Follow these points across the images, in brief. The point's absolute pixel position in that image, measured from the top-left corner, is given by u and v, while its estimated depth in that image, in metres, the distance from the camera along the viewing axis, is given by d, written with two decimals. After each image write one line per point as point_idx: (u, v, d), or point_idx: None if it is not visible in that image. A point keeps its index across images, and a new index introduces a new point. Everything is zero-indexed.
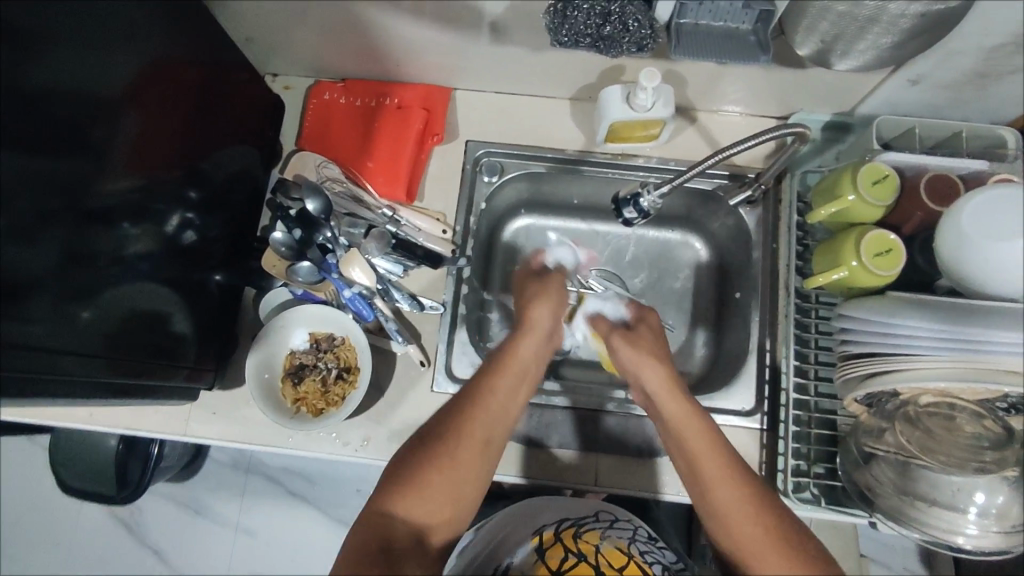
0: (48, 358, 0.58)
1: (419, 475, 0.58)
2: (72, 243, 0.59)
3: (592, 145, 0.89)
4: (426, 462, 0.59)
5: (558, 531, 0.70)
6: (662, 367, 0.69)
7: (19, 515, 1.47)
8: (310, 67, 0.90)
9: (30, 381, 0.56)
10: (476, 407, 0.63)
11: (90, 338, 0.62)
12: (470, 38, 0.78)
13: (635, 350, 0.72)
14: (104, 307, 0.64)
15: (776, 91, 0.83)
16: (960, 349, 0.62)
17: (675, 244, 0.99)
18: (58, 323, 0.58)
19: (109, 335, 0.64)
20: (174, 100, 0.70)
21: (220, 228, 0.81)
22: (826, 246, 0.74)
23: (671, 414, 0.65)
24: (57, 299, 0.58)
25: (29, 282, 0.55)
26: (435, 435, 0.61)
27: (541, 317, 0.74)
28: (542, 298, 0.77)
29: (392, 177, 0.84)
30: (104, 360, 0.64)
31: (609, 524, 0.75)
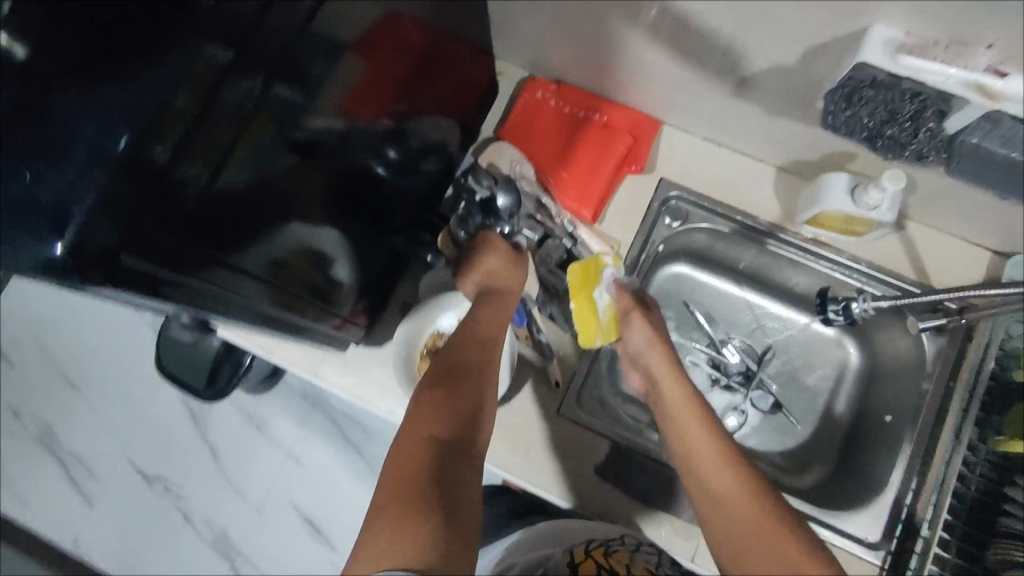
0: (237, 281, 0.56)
1: (430, 407, 0.57)
2: (269, 165, 0.55)
3: (786, 221, 0.85)
4: (426, 395, 0.59)
5: (588, 548, 0.71)
6: (671, 354, 0.72)
7: (109, 374, 1.57)
8: (530, 60, 0.89)
9: (208, 295, 0.54)
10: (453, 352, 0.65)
11: (263, 265, 0.59)
12: (710, 82, 0.75)
13: (651, 332, 0.74)
14: (279, 238, 0.61)
15: (1008, 226, 0.76)
16: None
17: (828, 340, 0.94)
18: (242, 243, 0.55)
19: (277, 265, 0.62)
20: (393, 53, 0.68)
21: (405, 192, 0.82)
22: (1020, 408, 0.70)
23: (669, 385, 0.69)
24: (247, 218, 0.54)
25: (225, 194, 0.51)
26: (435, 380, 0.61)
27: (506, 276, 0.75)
28: (509, 257, 0.77)
29: (581, 194, 0.83)
30: (268, 289, 0.62)
31: (636, 547, 0.73)
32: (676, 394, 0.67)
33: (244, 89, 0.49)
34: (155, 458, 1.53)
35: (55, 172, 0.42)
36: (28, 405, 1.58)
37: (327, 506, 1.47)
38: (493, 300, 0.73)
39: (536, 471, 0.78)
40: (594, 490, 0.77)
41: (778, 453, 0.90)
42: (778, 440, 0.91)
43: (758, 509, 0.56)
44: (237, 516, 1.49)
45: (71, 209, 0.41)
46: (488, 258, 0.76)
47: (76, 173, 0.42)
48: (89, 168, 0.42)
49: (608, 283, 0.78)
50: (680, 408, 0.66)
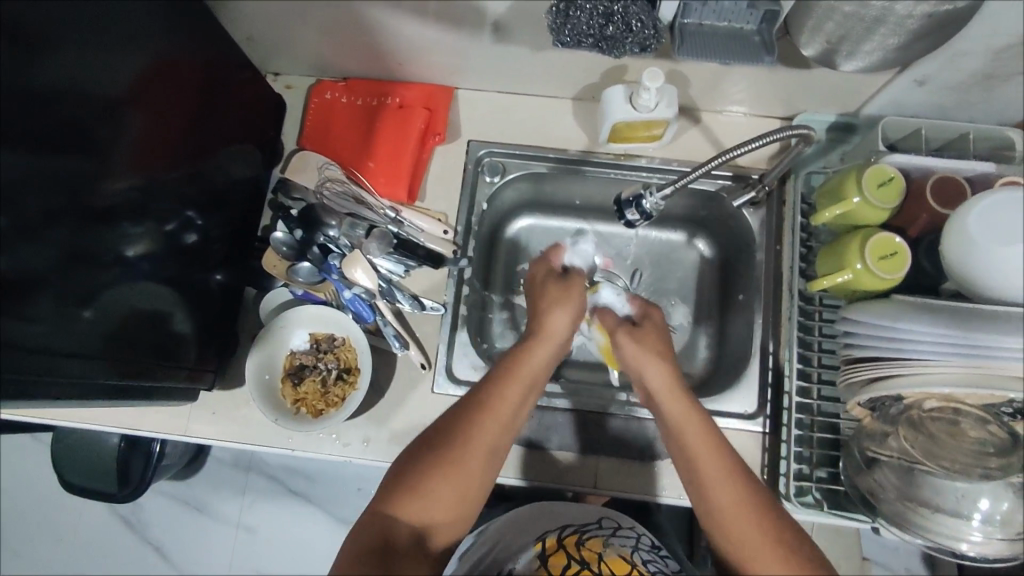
0: (53, 360, 0.57)
1: (415, 493, 0.56)
2: (75, 241, 0.59)
3: (595, 145, 0.88)
4: (425, 457, 0.58)
5: (561, 540, 0.74)
6: (670, 373, 0.68)
7: (22, 512, 1.47)
8: (311, 66, 0.89)
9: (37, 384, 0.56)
10: (489, 408, 0.62)
11: (93, 339, 0.62)
12: (474, 37, 0.77)
13: (635, 343, 0.72)
14: (106, 307, 0.63)
15: (780, 91, 0.82)
16: (977, 354, 0.60)
17: (678, 245, 0.98)
18: (60, 322, 0.58)
19: (111, 335, 0.64)
20: (178, 97, 0.70)
21: (220, 228, 0.81)
22: (830, 248, 0.73)
23: (653, 375, 0.68)
24: (62, 298, 0.58)
25: (32, 283, 0.55)
26: (431, 448, 0.59)
27: (558, 316, 0.73)
28: (563, 305, 0.74)
29: (393, 176, 0.84)
30: (106, 361, 0.64)
31: (610, 530, 0.79)
32: (660, 385, 0.67)
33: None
34: None
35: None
36: None
37: (293, 562, 1.43)
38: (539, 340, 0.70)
39: None
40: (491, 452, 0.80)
41: None
42: None
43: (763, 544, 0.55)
44: None
45: None
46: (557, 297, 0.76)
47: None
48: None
49: (595, 306, 0.88)
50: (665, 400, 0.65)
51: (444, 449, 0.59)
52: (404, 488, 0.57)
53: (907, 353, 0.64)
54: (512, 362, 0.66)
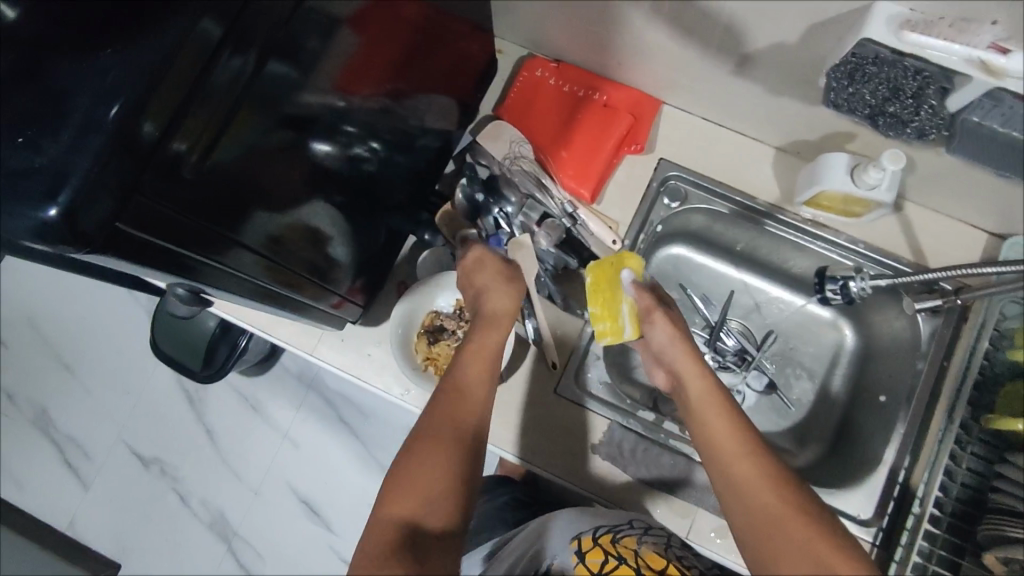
0: (230, 252, 0.58)
1: (414, 474, 0.53)
2: (269, 143, 0.58)
3: (785, 202, 0.85)
4: (411, 448, 0.55)
5: (596, 536, 0.70)
6: (703, 370, 0.65)
7: (103, 356, 1.56)
8: (529, 38, 0.88)
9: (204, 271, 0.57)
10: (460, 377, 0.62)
11: (258, 239, 0.62)
12: (712, 60, 0.74)
13: (665, 324, 0.69)
14: (280, 211, 0.63)
15: (1005, 208, 0.76)
16: None
17: (823, 322, 0.95)
18: (240, 220, 0.58)
19: (276, 240, 0.64)
20: (393, 31, 0.68)
21: (401, 169, 0.81)
22: (1015, 388, 0.71)
23: (685, 371, 0.66)
24: (248, 196, 0.58)
25: (229, 176, 0.55)
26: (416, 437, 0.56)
27: (495, 299, 0.71)
28: (503, 284, 0.72)
29: (581, 173, 0.83)
30: (265, 264, 0.64)
31: (645, 531, 0.71)
32: (696, 388, 0.64)
33: (233, 67, 0.50)
34: (151, 441, 1.52)
35: (54, 140, 0.45)
36: (23, 387, 1.57)
37: (324, 488, 1.46)
38: (484, 315, 0.70)
39: (528, 448, 0.79)
40: (591, 469, 0.78)
41: (770, 433, 0.91)
42: (772, 420, 0.92)
43: (786, 521, 0.52)
44: (234, 499, 1.48)
45: (67, 179, 0.43)
46: (489, 282, 0.72)
47: (71, 147, 0.44)
48: (76, 151, 0.44)
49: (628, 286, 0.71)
50: (701, 400, 0.63)
51: (424, 427, 0.57)
52: (397, 477, 0.53)
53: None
54: (468, 341, 0.67)
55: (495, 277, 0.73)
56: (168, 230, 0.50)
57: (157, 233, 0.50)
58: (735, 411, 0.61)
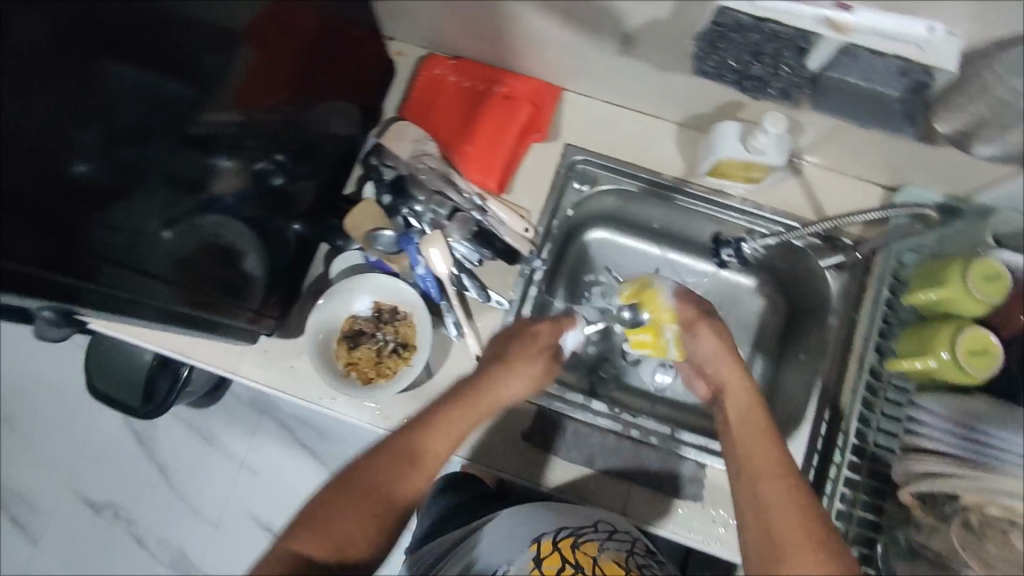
0: (128, 277, 0.59)
1: (334, 520, 0.57)
2: (168, 161, 0.59)
3: (690, 175, 0.87)
4: (341, 502, 0.58)
5: (555, 540, 0.67)
6: (744, 381, 0.66)
7: (42, 405, 1.50)
8: (426, 38, 0.89)
9: (106, 296, 0.58)
10: (422, 446, 0.62)
11: (164, 261, 0.62)
12: (599, 43, 0.76)
13: (715, 340, 0.70)
14: (185, 230, 0.64)
15: (893, 161, 0.80)
16: (990, 457, 0.64)
17: (745, 290, 0.97)
18: (138, 240, 0.59)
19: (184, 261, 0.65)
20: (286, 44, 0.69)
21: (306, 179, 0.81)
22: (912, 331, 0.73)
23: (733, 389, 0.66)
24: (144, 215, 0.59)
25: (124, 194, 0.56)
26: (343, 491, 0.58)
27: (510, 383, 0.70)
28: (521, 372, 0.70)
29: (487, 166, 0.83)
30: (175, 288, 0.64)
31: (608, 536, 0.70)
32: (743, 401, 0.65)
33: (124, 79, 0.53)
34: (100, 486, 1.47)
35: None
36: None
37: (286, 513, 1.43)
38: (486, 376, 0.69)
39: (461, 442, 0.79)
40: (522, 455, 0.80)
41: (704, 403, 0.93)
42: None
43: (809, 551, 0.52)
44: (193, 535, 1.44)
45: None
46: (520, 360, 0.71)
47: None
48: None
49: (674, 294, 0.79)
50: (746, 414, 0.64)
51: (352, 488, 0.59)
52: (314, 524, 0.56)
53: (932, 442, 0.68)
54: (439, 412, 0.65)
55: (515, 349, 0.71)
56: (69, 258, 0.53)
57: (57, 270, 0.52)
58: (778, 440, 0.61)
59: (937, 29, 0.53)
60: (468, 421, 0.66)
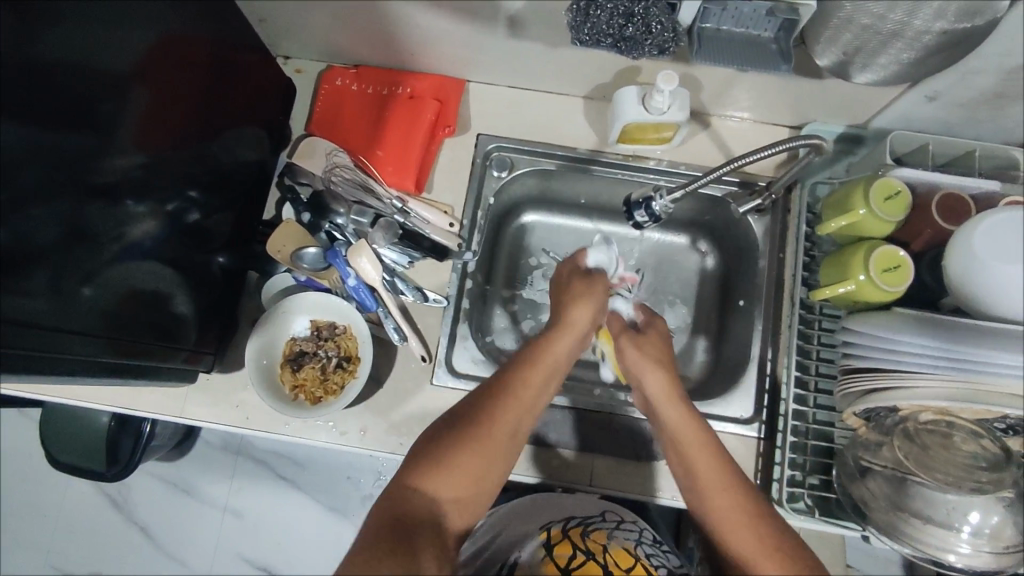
0: (53, 338, 0.57)
1: (461, 455, 0.56)
2: (75, 215, 0.58)
3: (604, 145, 0.88)
4: (441, 451, 0.56)
5: (566, 529, 0.72)
6: (670, 374, 0.71)
7: (9, 486, 1.45)
8: (323, 52, 0.88)
9: (29, 359, 0.56)
10: (521, 385, 0.64)
11: (89, 316, 0.61)
12: (487, 30, 0.76)
13: (637, 351, 0.75)
14: (105, 284, 0.62)
15: (791, 101, 0.82)
16: (967, 368, 0.62)
17: (682, 248, 0.99)
18: (58, 299, 0.57)
19: (110, 312, 0.64)
20: (180, 78, 0.68)
21: (222, 211, 0.80)
22: (830, 260, 0.75)
23: (645, 367, 0.73)
24: (60, 274, 0.57)
25: (35, 256, 0.54)
26: (464, 423, 0.59)
27: (563, 335, 0.72)
28: (588, 299, 0.76)
29: (401, 166, 0.84)
30: (102, 340, 0.63)
31: (614, 526, 0.76)
32: (661, 387, 0.70)
33: (15, 138, 0.51)
34: (83, 557, 1.43)
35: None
36: None
37: (278, 549, 1.42)
38: (558, 328, 0.72)
39: None
40: None
41: None
42: None
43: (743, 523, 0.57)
44: None
45: None
46: (575, 306, 0.75)
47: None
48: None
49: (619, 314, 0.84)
50: (669, 395, 0.69)
51: (473, 432, 0.58)
52: (435, 463, 0.56)
53: (901, 361, 0.66)
54: (527, 358, 0.67)
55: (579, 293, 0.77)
56: None
57: None
58: (695, 415, 0.66)
59: None
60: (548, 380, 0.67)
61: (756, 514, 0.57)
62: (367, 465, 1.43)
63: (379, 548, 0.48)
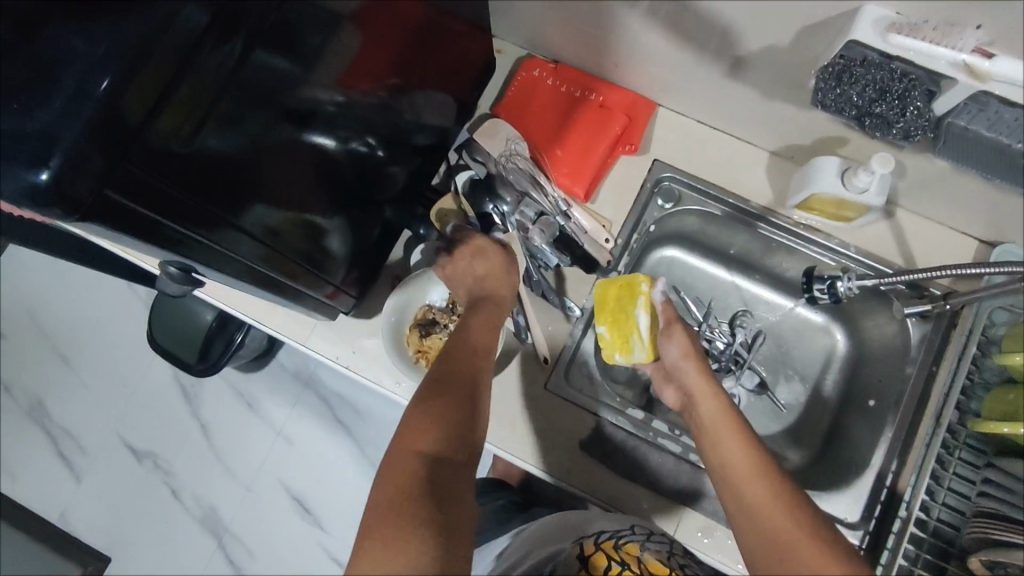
0: (223, 229, 0.57)
1: (427, 418, 0.56)
2: (264, 133, 0.58)
3: (777, 205, 0.86)
4: (419, 416, 0.56)
5: (598, 541, 0.69)
6: (713, 389, 0.68)
7: (104, 349, 1.56)
8: (528, 40, 0.89)
9: (202, 251, 0.58)
10: (471, 348, 0.65)
11: (259, 227, 0.62)
12: (706, 63, 0.75)
13: (686, 342, 0.73)
14: (279, 200, 0.64)
15: (995, 216, 0.77)
16: None
17: (816, 328, 0.94)
18: (239, 203, 0.58)
19: (275, 227, 0.65)
20: (393, 28, 0.68)
21: (399, 166, 0.82)
22: (998, 392, 0.71)
23: (689, 370, 0.71)
24: (244, 181, 0.58)
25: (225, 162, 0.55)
26: (432, 391, 0.59)
27: (501, 279, 0.75)
28: (495, 261, 0.75)
29: (575, 171, 0.85)
30: (264, 251, 0.64)
31: (647, 536, 0.71)
32: (710, 408, 0.66)
33: (219, 56, 0.49)
34: (145, 434, 1.52)
35: (46, 106, 0.45)
36: (19, 377, 1.57)
37: (317, 488, 1.45)
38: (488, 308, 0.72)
39: (522, 444, 0.80)
40: (576, 463, 0.79)
41: (762, 436, 0.91)
42: (763, 424, 0.92)
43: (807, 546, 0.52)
44: (227, 495, 1.47)
45: (62, 141, 0.44)
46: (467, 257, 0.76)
47: (61, 113, 0.45)
48: (65, 119, 0.44)
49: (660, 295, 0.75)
50: (714, 419, 0.65)
51: (436, 398, 0.58)
52: (415, 423, 0.55)
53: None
54: (472, 323, 0.69)
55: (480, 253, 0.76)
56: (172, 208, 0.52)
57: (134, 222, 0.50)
58: (750, 439, 0.62)
59: None
60: (490, 336, 0.68)
61: (822, 538, 0.53)
62: None
63: (403, 515, 0.48)
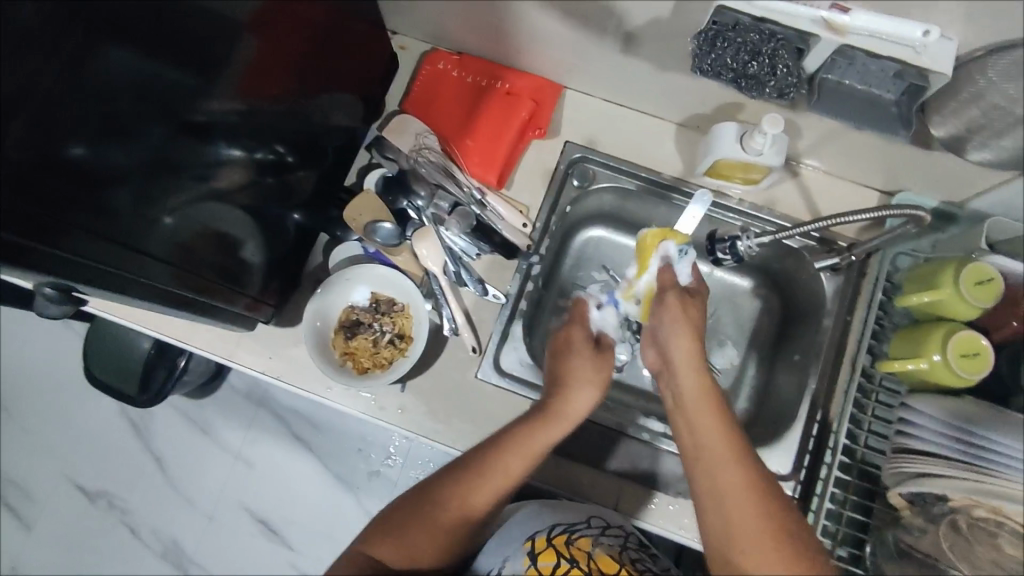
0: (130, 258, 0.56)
1: (406, 524, 0.59)
2: (164, 147, 0.57)
3: (688, 175, 0.88)
4: (401, 524, 0.59)
5: (550, 536, 0.65)
6: (699, 367, 0.66)
7: (44, 391, 1.51)
8: (430, 33, 0.89)
9: (106, 278, 0.55)
10: (499, 458, 0.62)
11: (163, 246, 0.60)
12: (602, 42, 0.76)
13: (681, 310, 0.72)
14: (184, 217, 0.62)
15: (889, 166, 0.80)
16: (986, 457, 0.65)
17: (741, 291, 0.97)
18: (139, 223, 0.57)
19: (182, 244, 0.63)
20: (294, 34, 0.68)
21: (309, 171, 0.82)
22: (904, 333, 0.74)
23: (679, 342, 0.70)
24: (144, 198, 0.56)
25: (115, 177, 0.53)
26: (417, 497, 0.61)
27: (577, 398, 0.69)
28: (587, 382, 0.71)
29: (487, 159, 0.85)
30: (172, 270, 0.62)
31: (601, 531, 0.69)
32: (692, 384, 0.65)
33: (118, 61, 0.50)
34: (96, 473, 1.47)
35: None
36: None
37: (280, 507, 1.43)
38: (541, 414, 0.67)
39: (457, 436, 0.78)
40: None
41: None
42: None
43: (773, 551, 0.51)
44: (187, 525, 1.44)
45: None
46: (579, 367, 0.73)
47: None
48: None
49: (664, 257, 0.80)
50: (696, 397, 0.63)
51: (424, 507, 0.60)
52: (392, 532, 0.59)
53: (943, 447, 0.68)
54: (524, 428, 0.64)
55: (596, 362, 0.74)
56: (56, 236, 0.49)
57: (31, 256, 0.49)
58: (733, 433, 0.59)
59: (933, 32, 0.53)
60: (539, 446, 0.64)
61: (787, 537, 0.52)
62: (380, 441, 1.44)
63: None
